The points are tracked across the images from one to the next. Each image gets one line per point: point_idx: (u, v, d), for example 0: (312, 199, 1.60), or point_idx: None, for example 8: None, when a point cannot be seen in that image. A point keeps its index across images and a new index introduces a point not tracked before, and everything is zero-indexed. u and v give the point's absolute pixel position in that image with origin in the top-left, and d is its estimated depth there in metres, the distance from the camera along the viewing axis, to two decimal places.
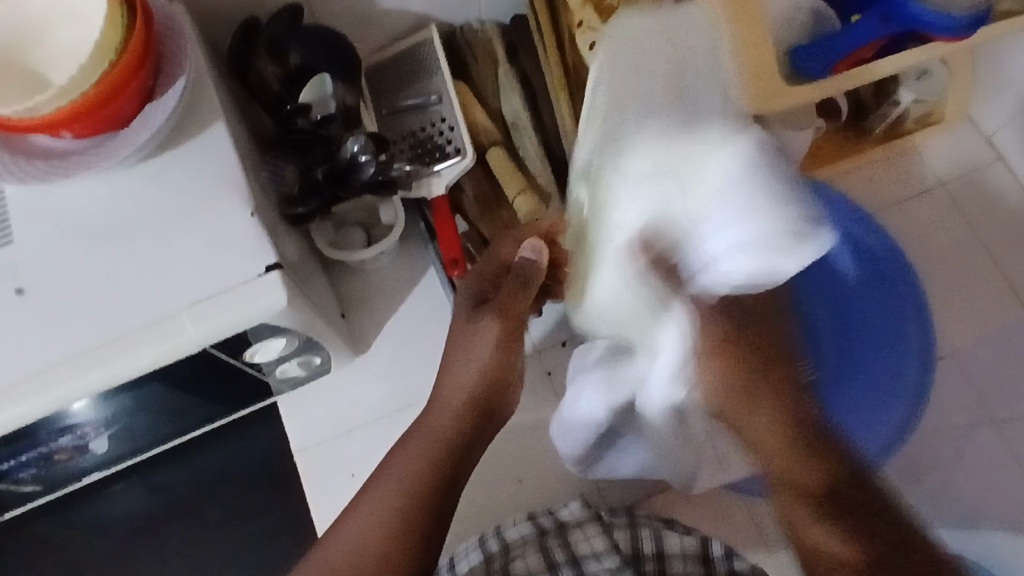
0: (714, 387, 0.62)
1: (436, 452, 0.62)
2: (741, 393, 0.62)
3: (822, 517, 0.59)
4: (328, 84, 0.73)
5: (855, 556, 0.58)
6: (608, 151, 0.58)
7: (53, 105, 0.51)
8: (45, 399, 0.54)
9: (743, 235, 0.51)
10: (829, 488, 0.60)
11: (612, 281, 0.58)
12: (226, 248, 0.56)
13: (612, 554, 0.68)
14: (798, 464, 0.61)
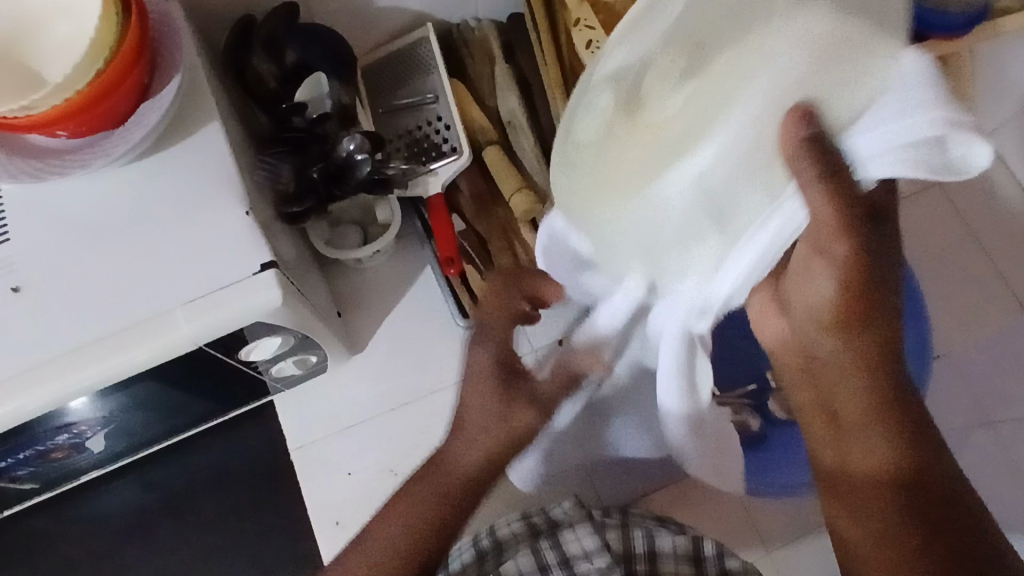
0: (776, 323, 0.57)
1: (449, 499, 0.59)
2: (834, 332, 0.52)
3: (869, 480, 0.50)
4: (324, 83, 0.73)
5: (908, 533, 0.47)
6: (677, 51, 0.43)
7: (49, 103, 0.51)
8: (41, 397, 0.55)
9: (906, 141, 0.43)
10: (884, 454, 0.50)
11: (695, 186, 0.44)
12: (221, 247, 0.56)
13: (604, 553, 0.66)
14: (851, 422, 0.52)
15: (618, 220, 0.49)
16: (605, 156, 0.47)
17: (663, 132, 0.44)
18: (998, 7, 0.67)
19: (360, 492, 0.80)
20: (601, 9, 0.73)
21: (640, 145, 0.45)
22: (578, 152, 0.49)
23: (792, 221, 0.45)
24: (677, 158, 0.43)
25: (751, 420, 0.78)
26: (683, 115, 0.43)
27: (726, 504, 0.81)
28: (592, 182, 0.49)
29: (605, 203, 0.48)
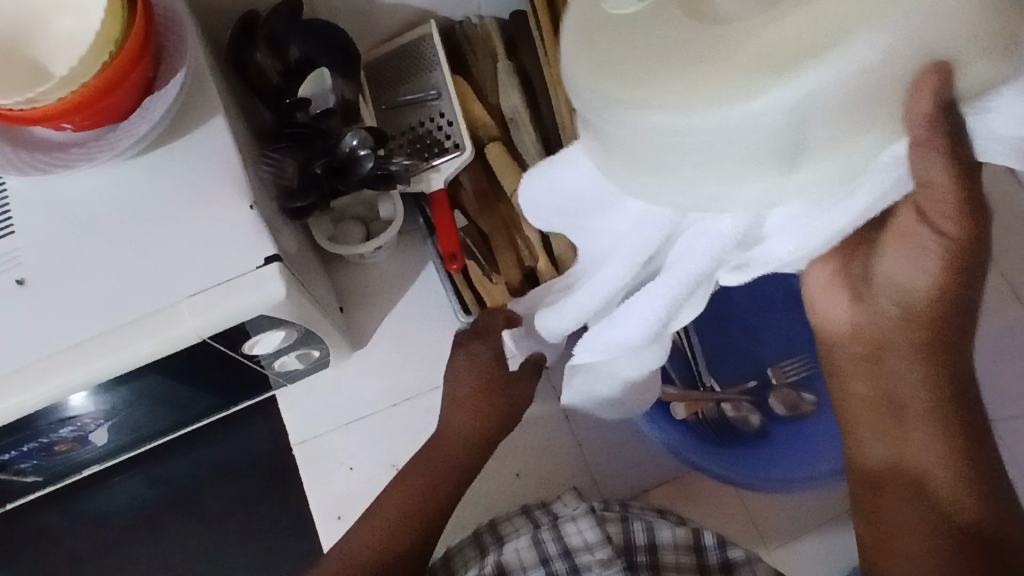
0: (842, 311, 0.55)
1: (456, 462, 0.70)
2: (915, 326, 0.51)
3: (924, 474, 0.53)
4: (326, 78, 0.73)
5: (945, 533, 0.51)
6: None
7: (56, 96, 0.51)
8: (46, 389, 0.55)
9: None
10: (942, 450, 0.52)
11: (783, 120, 0.37)
12: (225, 240, 0.57)
13: (605, 545, 0.67)
14: (909, 417, 0.53)
15: (653, 134, 0.41)
16: (661, 62, 0.39)
17: (754, 52, 0.37)
18: None
19: (362, 487, 0.80)
20: None
21: (709, 60, 0.38)
22: (610, 44, 0.42)
23: (876, 194, 0.44)
24: (769, 79, 0.36)
25: (752, 417, 0.80)
26: (786, 30, 0.36)
27: (727, 498, 0.82)
28: (635, 84, 0.40)
29: (647, 112, 0.40)
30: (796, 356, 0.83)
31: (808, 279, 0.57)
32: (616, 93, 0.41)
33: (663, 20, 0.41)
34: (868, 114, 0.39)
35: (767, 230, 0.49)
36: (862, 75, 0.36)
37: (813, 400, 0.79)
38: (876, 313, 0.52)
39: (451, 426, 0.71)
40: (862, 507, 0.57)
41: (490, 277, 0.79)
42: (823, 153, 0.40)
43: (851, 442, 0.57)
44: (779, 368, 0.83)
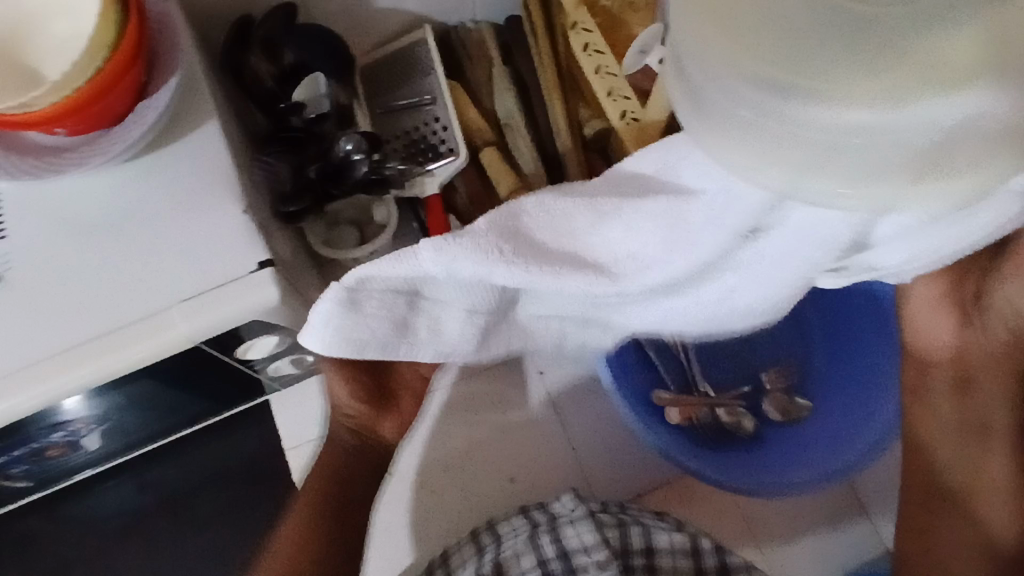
0: (943, 330, 0.54)
1: (334, 464, 0.67)
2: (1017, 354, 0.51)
3: (984, 496, 0.53)
4: (322, 83, 0.74)
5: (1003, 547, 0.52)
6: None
7: (47, 101, 0.51)
8: (36, 393, 0.55)
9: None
10: (1009, 478, 0.52)
11: (921, 143, 0.31)
12: (218, 246, 0.56)
13: (601, 547, 0.67)
14: (991, 439, 0.53)
15: (797, 125, 0.32)
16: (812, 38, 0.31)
17: (927, 46, 0.30)
18: None
19: None
20: (597, 13, 0.73)
21: (888, 52, 0.30)
22: (723, 28, 0.33)
23: (989, 222, 0.39)
24: (932, 92, 0.30)
25: (746, 421, 0.79)
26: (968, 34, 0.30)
27: (723, 503, 0.82)
28: (774, 63, 0.32)
29: (792, 108, 0.32)
30: (787, 361, 0.83)
31: (908, 293, 0.55)
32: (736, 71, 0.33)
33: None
34: (994, 151, 0.32)
35: (871, 237, 0.41)
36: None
37: (807, 406, 0.79)
38: (980, 336, 0.52)
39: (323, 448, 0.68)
40: (913, 523, 0.57)
41: None
42: (932, 184, 0.33)
43: (915, 455, 0.58)
44: (772, 374, 0.82)
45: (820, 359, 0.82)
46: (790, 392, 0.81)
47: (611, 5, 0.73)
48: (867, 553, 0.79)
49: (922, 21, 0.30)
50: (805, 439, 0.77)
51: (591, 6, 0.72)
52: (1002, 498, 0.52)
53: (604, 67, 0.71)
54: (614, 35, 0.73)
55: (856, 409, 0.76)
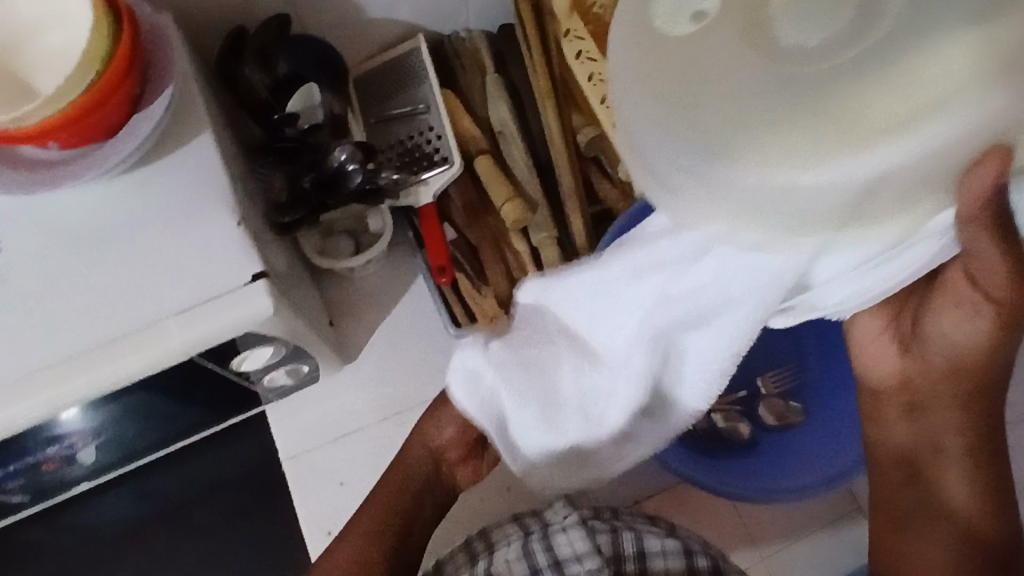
0: (886, 359, 0.50)
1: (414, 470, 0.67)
2: (962, 384, 0.47)
3: (942, 513, 0.51)
4: (316, 93, 0.74)
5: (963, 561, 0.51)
6: (843, 52, 0.31)
7: (41, 115, 0.51)
8: (33, 406, 0.55)
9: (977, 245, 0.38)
10: (969, 494, 0.50)
11: (882, 178, 0.30)
12: (212, 258, 0.56)
13: (594, 555, 0.68)
14: (948, 461, 0.50)
15: (746, 185, 0.32)
16: (753, 97, 0.32)
17: (867, 93, 0.30)
18: None
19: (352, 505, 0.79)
20: (590, 20, 0.72)
21: (825, 110, 0.30)
22: (675, 76, 0.34)
23: (926, 257, 0.39)
24: (880, 141, 0.30)
25: (741, 426, 0.79)
26: (937, 62, 0.29)
27: (721, 508, 0.82)
28: (714, 124, 0.32)
29: (748, 158, 0.32)
30: (782, 366, 0.83)
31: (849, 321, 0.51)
32: (679, 128, 0.33)
33: (728, 52, 0.33)
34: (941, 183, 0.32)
35: (816, 279, 0.39)
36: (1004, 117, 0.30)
37: (802, 411, 0.80)
38: (924, 366, 0.48)
39: (403, 453, 0.69)
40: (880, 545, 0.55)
41: (479, 288, 0.79)
42: (881, 220, 0.34)
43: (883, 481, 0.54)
44: (768, 379, 0.82)
45: (814, 362, 0.82)
46: (787, 397, 0.82)
47: (602, 12, 0.72)
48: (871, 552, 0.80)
49: (852, 71, 0.30)
50: (796, 445, 0.78)
51: (583, 13, 0.72)
52: (963, 512, 0.51)
53: (598, 74, 0.71)
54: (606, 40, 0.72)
55: (837, 420, 0.78)
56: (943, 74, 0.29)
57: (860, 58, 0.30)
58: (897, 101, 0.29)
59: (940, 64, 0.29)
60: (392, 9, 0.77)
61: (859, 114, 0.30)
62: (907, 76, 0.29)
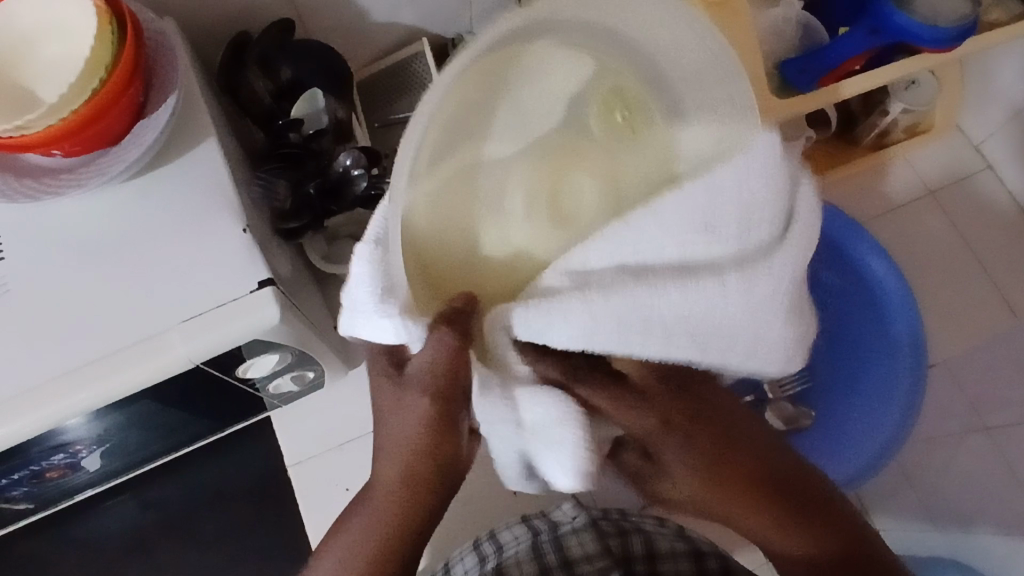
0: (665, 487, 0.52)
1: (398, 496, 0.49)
2: (693, 436, 0.47)
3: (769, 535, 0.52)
4: (320, 99, 0.72)
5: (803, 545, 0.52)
6: (439, 163, 0.41)
7: (44, 123, 0.51)
8: (39, 418, 0.54)
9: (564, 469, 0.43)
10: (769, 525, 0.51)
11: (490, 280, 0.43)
12: (218, 266, 0.56)
13: (603, 556, 0.67)
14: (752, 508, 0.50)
15: (491, 223, 0.42)
16: (478, 168, 0.42)
17: (506, 194, 0.42)
18: (987, 20, 0.70)
19: None
20: None
21: (467, 179, 0.42)
22: (465, 136, 0.42)
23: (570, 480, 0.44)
24: (499, 254, 0.42)
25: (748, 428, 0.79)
26: (473, 212, 0.42)
27: None
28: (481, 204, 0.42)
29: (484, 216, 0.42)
30: (793, 370, 0.83)
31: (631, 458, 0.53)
32: (530, 175, 0.42)
33: (515, 150, 0.42)
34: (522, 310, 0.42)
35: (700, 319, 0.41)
36: (523, 251, 0.42)
37: (808, 415, 0.81)
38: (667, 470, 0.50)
39: (374, 490, 0.50)
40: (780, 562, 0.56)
41: None
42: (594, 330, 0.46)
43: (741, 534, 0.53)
44: (778, 383, 0.81)
45: (825, 370, 0.83)
46: (796, 401, 0.82)
47: None
48: (913, 524, 0.85)
49: (460, 173, 0.42)
50: (808, 448, 0.79)
51: None
52: (791, 539, 0.51)
53: None
54: None
55: (860, 426, 0.77)
56: (434, 199, 0.41)
57: (468, 167, 0.42)
58: (481, 200, 0.42)
59: (439, 196, 0.41)
60: (397, 14, 0.77)
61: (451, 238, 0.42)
62: (476, 196, 0.42)
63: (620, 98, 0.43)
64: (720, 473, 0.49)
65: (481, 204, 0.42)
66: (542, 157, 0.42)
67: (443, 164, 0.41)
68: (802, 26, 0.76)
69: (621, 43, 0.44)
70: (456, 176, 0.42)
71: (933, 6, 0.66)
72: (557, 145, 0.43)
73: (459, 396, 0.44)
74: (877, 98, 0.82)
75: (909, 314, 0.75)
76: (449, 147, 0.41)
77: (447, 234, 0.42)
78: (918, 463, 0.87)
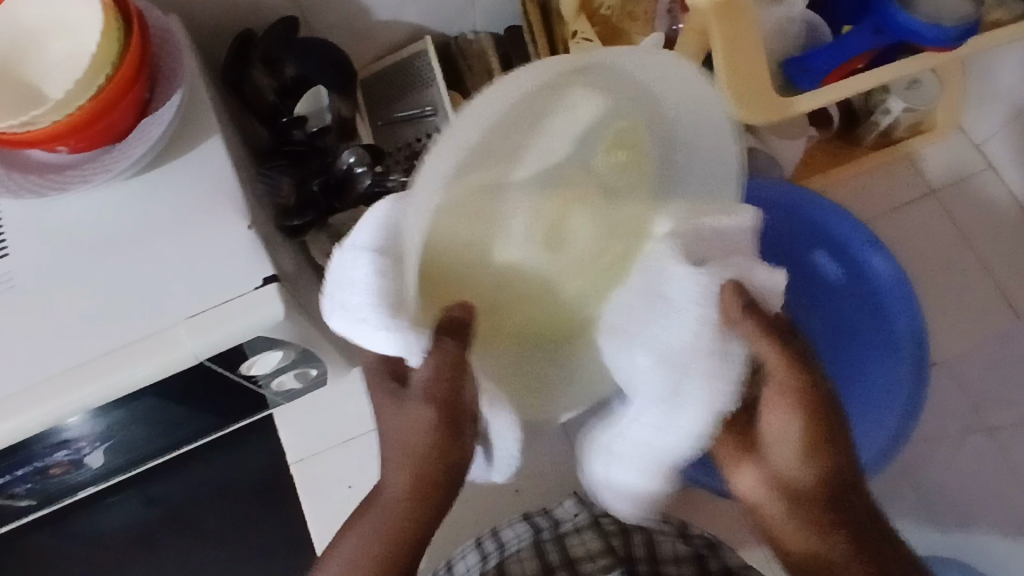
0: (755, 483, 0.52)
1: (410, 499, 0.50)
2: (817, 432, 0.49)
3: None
4: (324, 96, 0.73)
5: None
6: (468, 180, 0.48)
7: (49, 119, 0.51)
8: (42, 414, 0.54)
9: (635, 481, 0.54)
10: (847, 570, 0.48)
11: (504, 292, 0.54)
12: (222, 263, 0.56)
13: (606, 554, 0.68)
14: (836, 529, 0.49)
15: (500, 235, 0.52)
16: (500, 205, 0.51)
17: (526, 221, 0.52)
18: (988, 20, 0.70)
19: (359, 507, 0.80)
20: (598, 22, 0.79)
21: (492, 213, 0.51)
22: (482, 167, 0.49)
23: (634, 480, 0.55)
24: (511, 271, 0.53)
25: None
26: (498, 240, 0.52)
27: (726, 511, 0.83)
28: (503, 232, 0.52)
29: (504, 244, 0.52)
30: None
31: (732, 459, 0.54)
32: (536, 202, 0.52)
33: (530, 189, 0.52)
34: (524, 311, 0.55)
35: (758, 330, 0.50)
36: (514, 271, 0.53)
37: None
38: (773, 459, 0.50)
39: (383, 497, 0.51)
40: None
41: None
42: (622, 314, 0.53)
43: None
44: None
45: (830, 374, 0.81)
46: None
47: (609, 13, 0.79)
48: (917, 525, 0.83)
49: (483, 204, 0.51)
50: None
51: (591, 15, 0.79)
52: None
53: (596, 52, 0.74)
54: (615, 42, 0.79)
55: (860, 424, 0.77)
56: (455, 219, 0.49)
57: (487, 193, 0.50)
58: (501, 222, 0.52)
59: (453, 221, 0.49)
60: (400, 12, 0.77)
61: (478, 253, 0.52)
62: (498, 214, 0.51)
63: (625, 138, 0.52)
64: (823, 454, 0.49)
65: (506, 233, 0.52)
66: (551, 192, 0.52)
67: (472, 190, 0.49)
68: (805, 24, 0.75)
69: (641, 93, 0.52)
70: (483, 201, 0.50)
71: (936, 5, 0.66)
72: (565, 180, 0.52)
73: (461, 408, 0.50)
74: (879, 98, 0.82)
75: (910, 310, 0.76)
76: (474, 166, 0.48)
77: (459, 249, 0.51)
78: (920, 465, 0.85)
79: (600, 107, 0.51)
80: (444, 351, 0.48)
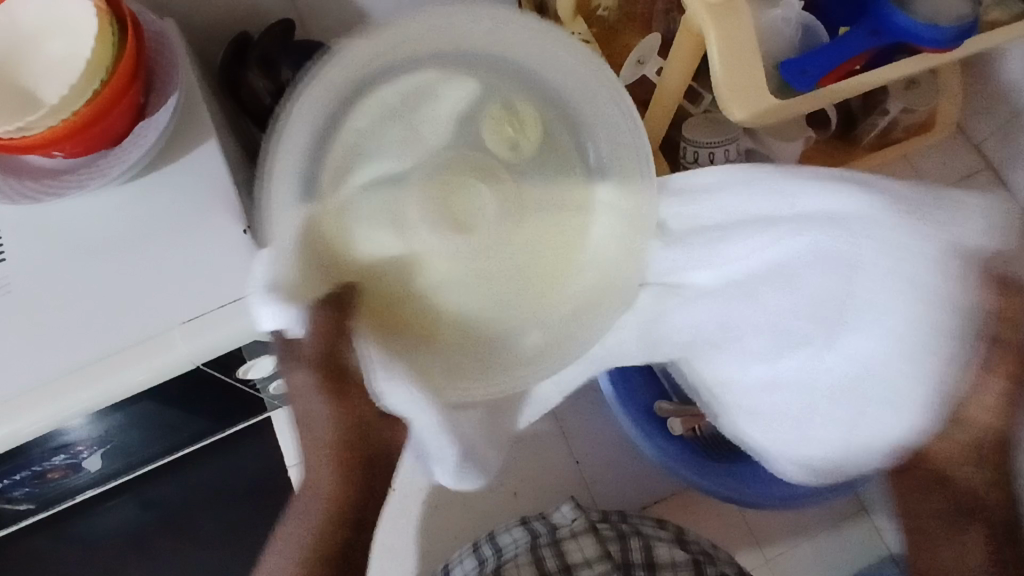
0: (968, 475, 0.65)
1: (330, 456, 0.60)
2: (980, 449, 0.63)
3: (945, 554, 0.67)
4: None
5: None
6: (335, 178, 0.58)
7: (45, 124, 0.51)
8: (38, 419, 0.54)
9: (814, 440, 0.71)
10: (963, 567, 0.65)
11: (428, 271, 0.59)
12: (218, 267, 0.56)
13: (603, 560, 0.69)
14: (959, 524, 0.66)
15: (403, 217, 0.59)
16: (395, 190, 0.59)
17: (420, 204, 0.60)
18: (986, 20, 0.70)
19: None
20: (595, 22, 0.79)
21: (384, 196, 0.59)
22: (348, 164, 0.59)
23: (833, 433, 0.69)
24: (414, 248, 0.59)
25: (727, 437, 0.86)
26: (406, 226, 0.59)
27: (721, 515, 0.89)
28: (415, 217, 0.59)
29: (418, 232, 0.59)
30: None
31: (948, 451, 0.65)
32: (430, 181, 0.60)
33: (420, 178, 0.60)
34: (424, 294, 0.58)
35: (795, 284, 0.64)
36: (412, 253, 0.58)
37: None
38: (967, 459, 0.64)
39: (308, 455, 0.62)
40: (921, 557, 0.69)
41: None
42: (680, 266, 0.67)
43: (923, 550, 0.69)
44: None
45: None
46: None
47: (606, 14, 0.79)
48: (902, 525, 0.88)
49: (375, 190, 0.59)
50: None
51: (588, 15, 0.78)
52: None
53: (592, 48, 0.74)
54: (611, 43, 0.79)
55: None
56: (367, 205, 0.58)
57: (376, 183, 0.59)
58: (403, 208, 0.59)
59: (347, 201, 0.58)
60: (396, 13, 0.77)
61: (391, 232, 0.59)
62: (399, 199, 0.59)
63: (509, 116, 0.62)
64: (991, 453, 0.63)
65: (409, 212, 0.59)
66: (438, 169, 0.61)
67: (350, 185, 0.58)
68: (800, 26, 0.76)
69: (529, 82, 0.62)
70: (382, 193, 0.59)
71: (934, 6, 0.67)
72: (459, 165, 0.62)
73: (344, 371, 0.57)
74: (878, 97, 0.82)
75: None
76: (347, 164, 0.59)
77: (360, 234, 0.57)
78: None
79: (474, 92, 0.61)
80: (319, 322, 0.55)
